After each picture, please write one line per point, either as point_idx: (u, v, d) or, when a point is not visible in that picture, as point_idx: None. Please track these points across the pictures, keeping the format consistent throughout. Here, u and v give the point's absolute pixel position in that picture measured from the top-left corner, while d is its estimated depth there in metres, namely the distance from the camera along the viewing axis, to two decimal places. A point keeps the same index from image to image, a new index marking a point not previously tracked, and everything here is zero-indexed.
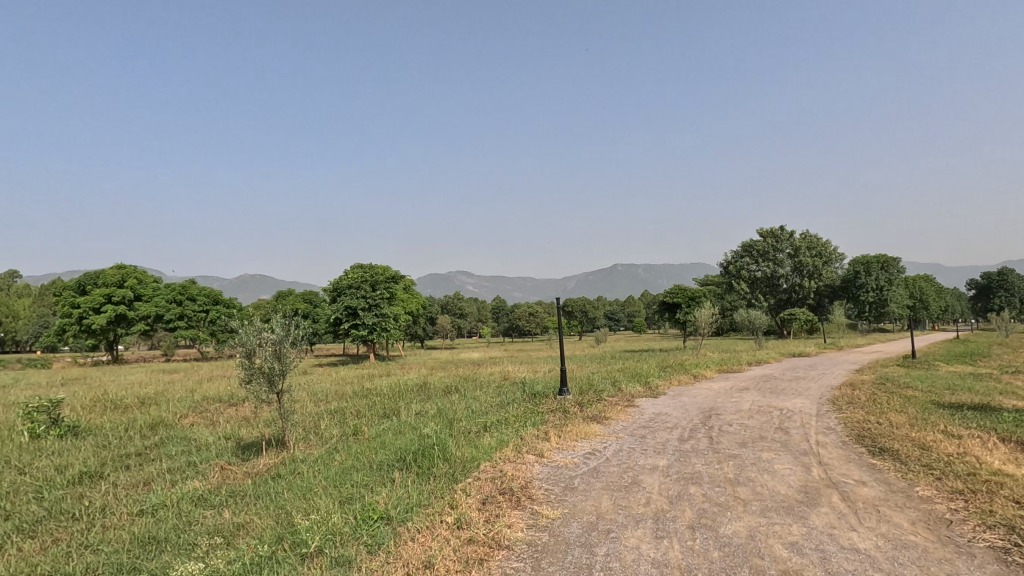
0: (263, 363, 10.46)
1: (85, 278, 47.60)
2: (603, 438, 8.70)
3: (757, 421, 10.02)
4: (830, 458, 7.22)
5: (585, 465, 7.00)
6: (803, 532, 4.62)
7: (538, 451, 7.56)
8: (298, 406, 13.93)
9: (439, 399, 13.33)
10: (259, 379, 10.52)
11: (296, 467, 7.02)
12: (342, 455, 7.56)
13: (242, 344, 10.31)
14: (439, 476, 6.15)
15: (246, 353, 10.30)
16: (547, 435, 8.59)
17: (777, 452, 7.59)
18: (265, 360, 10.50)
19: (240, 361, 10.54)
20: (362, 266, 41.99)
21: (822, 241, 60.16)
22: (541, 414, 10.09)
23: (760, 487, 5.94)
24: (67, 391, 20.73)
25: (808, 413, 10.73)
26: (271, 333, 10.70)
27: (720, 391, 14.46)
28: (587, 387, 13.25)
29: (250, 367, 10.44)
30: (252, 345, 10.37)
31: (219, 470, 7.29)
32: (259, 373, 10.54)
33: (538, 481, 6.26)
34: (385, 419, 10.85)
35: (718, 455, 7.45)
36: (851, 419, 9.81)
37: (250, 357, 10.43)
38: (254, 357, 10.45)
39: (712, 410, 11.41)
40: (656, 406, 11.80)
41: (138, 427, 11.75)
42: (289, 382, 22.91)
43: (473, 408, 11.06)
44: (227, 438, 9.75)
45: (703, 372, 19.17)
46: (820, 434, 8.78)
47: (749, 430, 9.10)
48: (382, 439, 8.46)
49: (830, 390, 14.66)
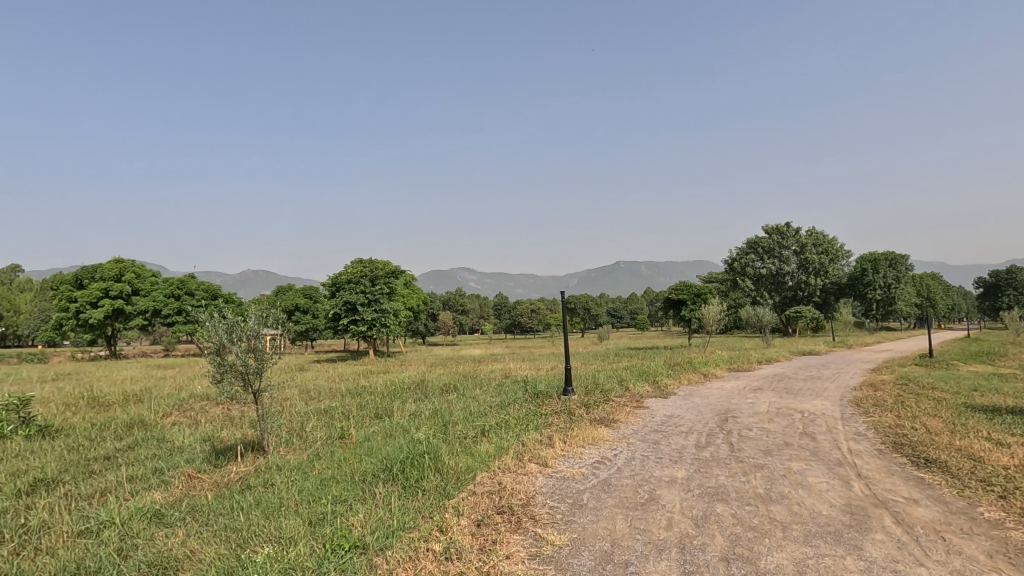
0: (236, 359, 9.66)
1: (83, 272, 47.10)
2: (611, 443, 7.92)
3: (779, 425, 9.20)
4: (870, 470, 6.42)
5: (594, 476, 6.22)
6: (862, 569, 3.83)
7: (542, 459, 6.79)
8: (287, 406, 13.18)
9: (434, 399, 12.55)
10: (233, 376, 9.73)
11: (269, 477, 6.25)
12: (322, 463, 6.79)
13: (213, 338, 9.49)
14: (430, 490, 5.38)
15: (217, 349, 9.49)
16: (551, 440, 7.82)
17: (808, 462, 6.79)
18: (238, 356, 9.71)
19: (210, 357, 9.76)
20: (362, 261, 41.25)
21: (829, 238, 59.09)
22: (544, 416, 9.31)
23: (797, 506, 5.14)
24: (53, 387, 20.02)
25: (833, 417, 9.91)
26: (245, 327, 9.86)
27: (733, 392, 13.66)
28: (593, 387, 12.47)
29: (221, 364, 9.64)
30: (223, 341, 9.56)
31: (185, 480, 6.53)
32: (232, 370, 9.75)
33: (541, 497, 5.48)
34: (376, 420, 10.09)
35: (742, 466, 6.66)
36: (882, 424, 8.99)
37: (220, 353, 9.61)
38: (225, 353, 9.64)
39: (728, 412, 10.63)
40: (667, 408, 11.02)
41: (114, 428, 11.03)
42: (284, 379, 22.21)
43: (470, 409, 10.25)
44: (199, 442, 8.99)
45: (713, 370, 18.36)
46: (851, 440, 7.98)
47: (773, 436, 8.28)
48: (371, 443, 7.72)
49: (849, 390, 13.82)
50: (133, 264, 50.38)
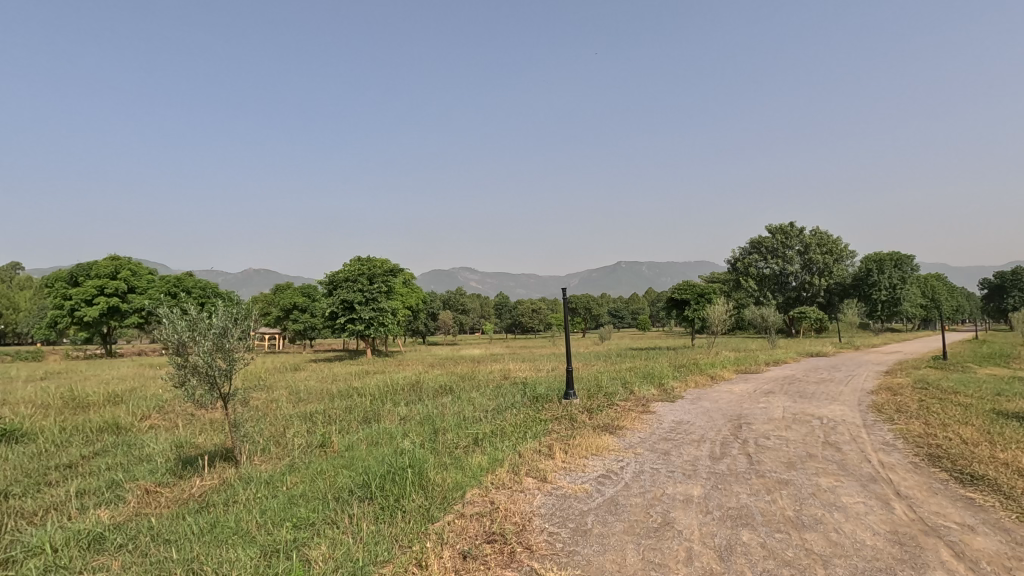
0: (199, 360, 8.88)
1: (79, 270, 46.53)
2: (617, 454, 7.22)
3: (799, 433, 8.48)
4: (909, 487, 5.70)
5: (600, 494, 5.51)
6: None
7: (540, 474, 6.08)
8: (273, 410, 12.47)
9: (428, 402, 11.83)
10: (195, 378, 8.96)
11: (233, 494, 5.55)
12: (295, 476, 6.08)
13: (172, 336, 8.69)
14: (411, 513, 4.68)
15: (176, 349, 8.71)
16: (551, 450, 7.11)
17: (838, 478, 6.08)
18: (202, 356, 8.94)
19: (172, 356, 9.00)
20: (360, 258, 40.57)
21: (833, 238, 58.34)
22: (544, 423, 8.60)
23: (836, 534, 4.43)
24: (37, 386, 19.33)
25: (855, 424, 9.19)
26: (208, 324, 9.09)
27: (744, 396, 12.94)
28: (596, 390, 11.76)
29: (182, 364, 8.86)
30: (183, 339, 8.79)
31: (140, 495, 5.84)
32: (195, 370, 9.00)
33: (537, 520, 4.78)
34: (362, 426, 9.37)
35: (765, 482, 5.92)
36: (911, 433, 8.27)
37: (181, 353, 8.82)
38: (187, 353, 8.86)
39: (741, 418, 9.93)
40: (676, 413, 10.32)
41: (86, 432, 10.35)
42: (276, 379, 21.55)
43: (465, 415, 9.55)
44: (163, 450, 8.26)
45: (720, 372, 17.63)
46: (880, 451, 7.27)
47: (793, 447, 7.56)
48: (353, 453, 7.04)
49: (866, 394, 13.07)
50: (130, 262, 49.75)
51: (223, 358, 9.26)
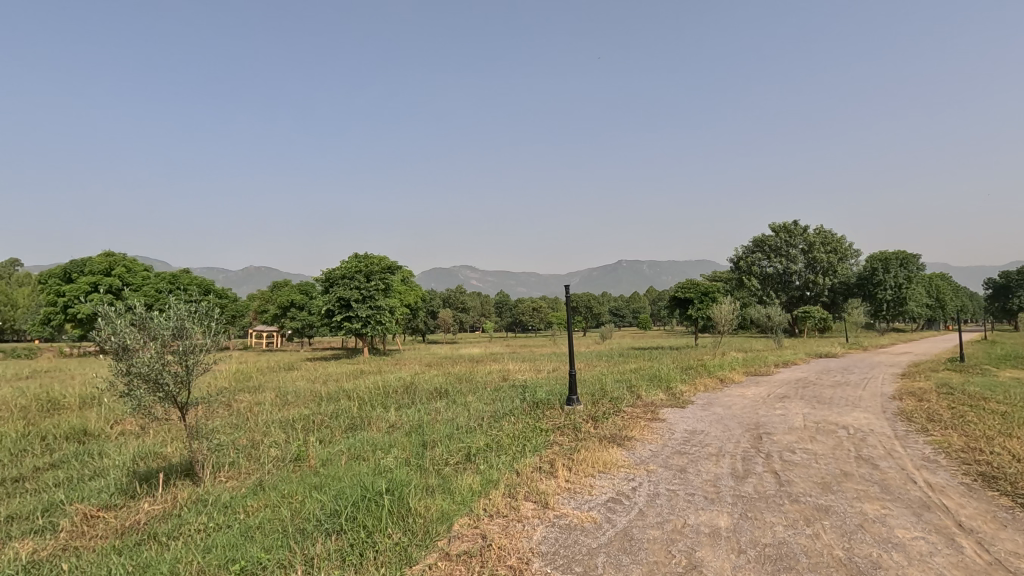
0: (146, 364, 7.60)
1: (73, 266, 46.08)
2: (627, 471, 6.41)
3: (826, 447, 7.68)
4: (971, 517, 4.87)
5: (610, 525, 4.71)
6: None
7: (540, 498, 5.27)
8: (255, 415, 11.66)
9: (420, 408, 11.03)
10: (140, 386, 7.70)
11: (181, 524, 4.74)
12: (257, 501, 5.26)
13: (112, 338, 7.40)
14: (385, 553, 3.88)
15: (117, 353, 7.48)
16: (552, 467, 6.31)
17: (885, 504, 5.27)
18: (150, 359, 7.69)
19: (114, 362, 7.77)
20: (358, 256, 39.81)
21: (838, 236, 57.37)
22: (544, 432, 7.83)
23: None
24: (17, 386, 18.49)
25: (887, 435, 8.37)
26: (159, 325, 7.77)
27: (758, 401, 12.14)
28: (600, 394, 10.93)
29: (126, 369, 7.58)
30: (125, 343, 7.54)
31: (75, 522, 5.03)
32: (142, 377, 7.74)
33: (535, 560, 3.99)
34: (347, 435, 8.56)
35: (802, 509, 5.11)
36: (952, 447, 7.44)
37: (124, 357, 7.59)
38: (131, 357, 7.59)
39: (759, 427, 9.13)
40: (688, 422, 9.51)
41: (51, 440, 9.57)
42: (265, 380, 20.71)
43: (458, 422, 8.75)
44: (119, 464, 7.38)
45: (730, 375, 16.77)
46: (924, 470, 6.46)
47: (824, 464, 6.77)
48: (330, 469, 6.25)
49: (888, 400, 12.24)
50: (124, 258, 49.08)
51: (177, 361, 7.99)
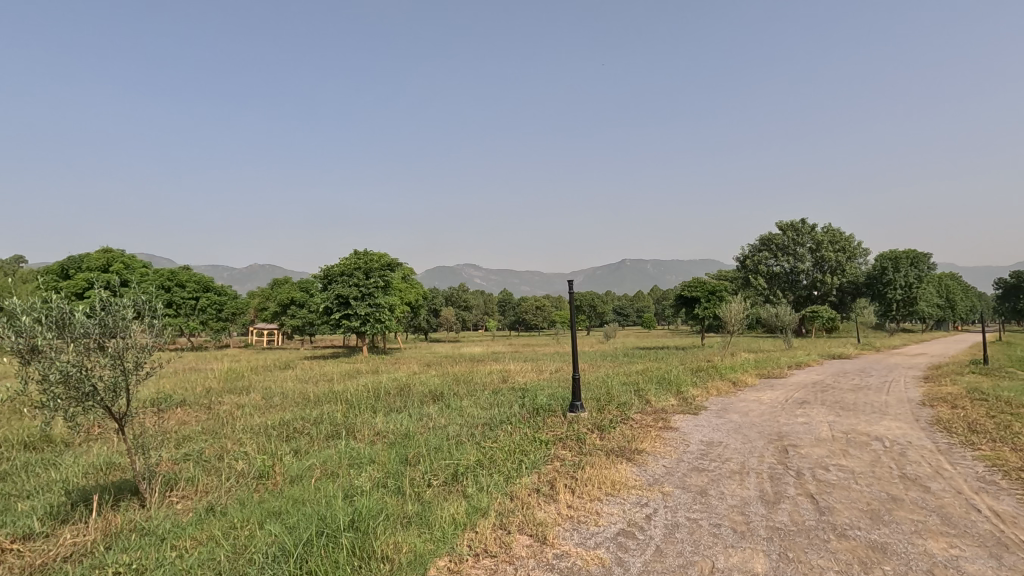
0: (64, 370, 5.30)
1: (70, 262, 45.65)
2: (640, 494, 5.53)
3: (861, 463, 6.79)
4: None
5: (622, 569, 3.82)
6: None
7: (536, 530, 4.42)
8: (234, 420, 10.82)
9: (412, 414, 10.20)
10: (58, 399, 5.41)
11: (100, 564, 3.92)
12: (202, 530, 4.45)
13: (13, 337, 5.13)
14: None
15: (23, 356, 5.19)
16: (552, 490, 5.43)
17: (952, 542, 4.37)
18: (70, 364, 5.37)
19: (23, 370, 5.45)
20: (357, 252, 38.85)
21: (847, 234, 56.33)
22: (545, 444, 6.99)
23: None
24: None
25: (929, 450, 7.45)
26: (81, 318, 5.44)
27: (777, 407, 11.24)
28: (605, 399, 10.05)
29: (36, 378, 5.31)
30: (34, 343, 5.22)
31: None
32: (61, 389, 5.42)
33: None
34: (325, 446, 7.70)
35: (853, 548, 4.23)
36: (1008, 466, 6.52)
37: (34, 361, 5.26)
38: (43, 361, 5.28)
39: (782, 438, 8.24)
40: (704, 431, 8.61)
41: (9, 447, 8.83)
42: (256, 380, 19.97)
43: (449, 432, 7.89)
44: (59, 482, 6.40)
45: (743, 377, 15.87)
46: (985, 495, 5.54)
47: (865, 485, 5.89)
48: (296, 490, 5.38)
49: (918, 407, 11.31)
50: (122, 255, 48.71)
51: (107, 363, 5.64)
